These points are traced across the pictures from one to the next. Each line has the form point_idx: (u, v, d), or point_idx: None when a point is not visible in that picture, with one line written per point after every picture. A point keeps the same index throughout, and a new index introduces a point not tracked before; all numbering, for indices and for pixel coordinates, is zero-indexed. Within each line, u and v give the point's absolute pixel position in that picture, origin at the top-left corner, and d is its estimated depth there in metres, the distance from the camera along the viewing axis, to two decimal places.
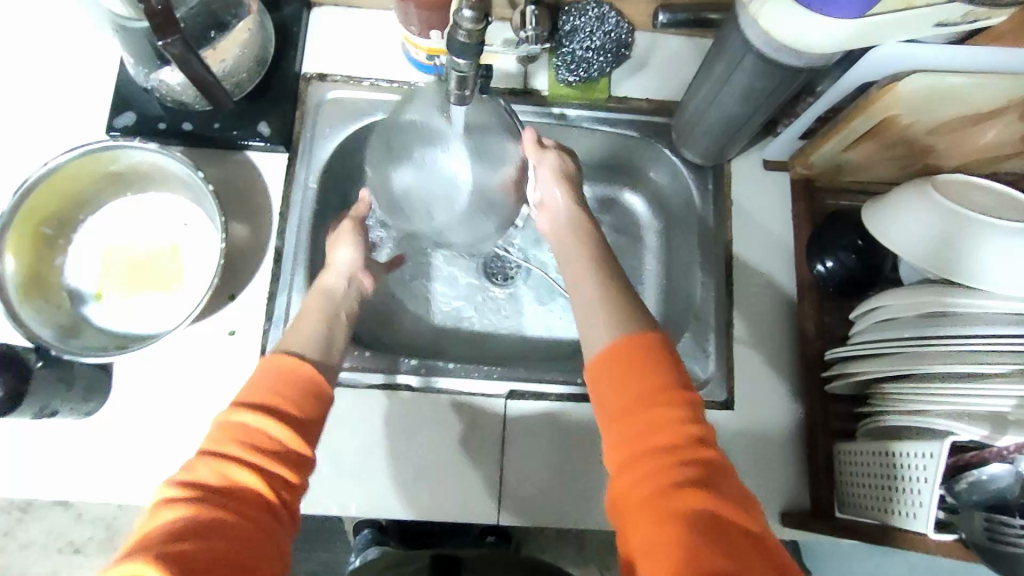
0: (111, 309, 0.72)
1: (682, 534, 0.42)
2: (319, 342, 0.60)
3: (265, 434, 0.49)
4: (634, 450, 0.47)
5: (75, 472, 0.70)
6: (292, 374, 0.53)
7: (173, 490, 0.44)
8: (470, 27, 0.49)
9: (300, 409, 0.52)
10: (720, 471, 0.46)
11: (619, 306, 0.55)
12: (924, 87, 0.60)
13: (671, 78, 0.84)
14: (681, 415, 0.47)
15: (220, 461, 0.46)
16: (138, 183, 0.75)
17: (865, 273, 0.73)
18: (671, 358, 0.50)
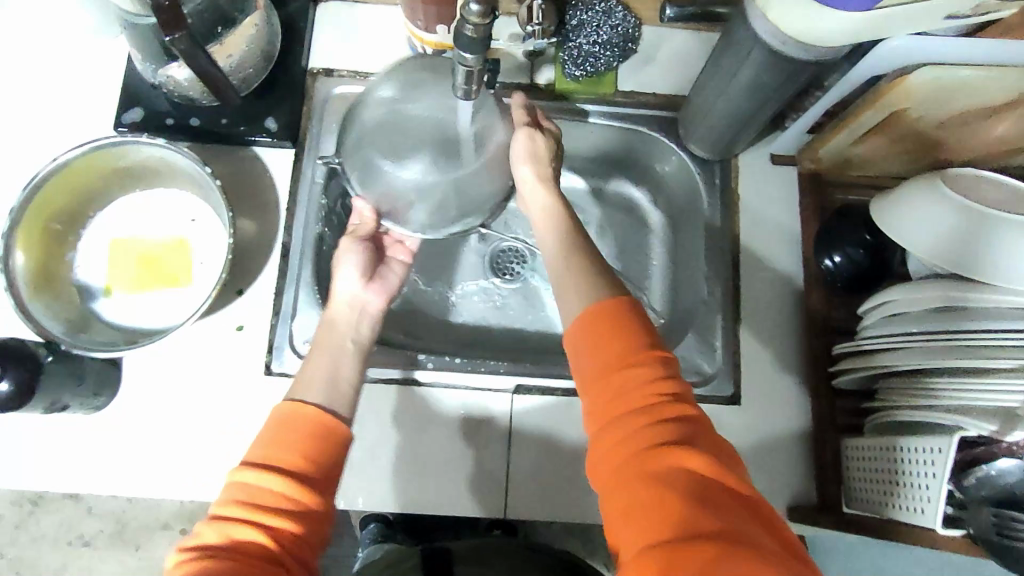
0: (120, 305, 0.73)
1: (664, 493, 0.42)
2: (324, 386, 0.57)
3: (267, 491, 0.48)
4: (611, 414, 0.47)
5: (86, 466, 0.71)
6: (292, 419, 0.52)
7: (184, 554, 0.46)
8: (476, 22, 0.48)
9: (309, 457, 0.50)
10: (698, 429, 0.46)
11: (587, 274, 0.55)
12: (934, 80, 0.59)
13: (678, 72, 0.83)
14: (654, 374, 0.47)
15: (222, 523, 0.47)
16: (146, 179, 0.75)
17: (873, 268, 0.72)
18: (640, 317, 0.50)
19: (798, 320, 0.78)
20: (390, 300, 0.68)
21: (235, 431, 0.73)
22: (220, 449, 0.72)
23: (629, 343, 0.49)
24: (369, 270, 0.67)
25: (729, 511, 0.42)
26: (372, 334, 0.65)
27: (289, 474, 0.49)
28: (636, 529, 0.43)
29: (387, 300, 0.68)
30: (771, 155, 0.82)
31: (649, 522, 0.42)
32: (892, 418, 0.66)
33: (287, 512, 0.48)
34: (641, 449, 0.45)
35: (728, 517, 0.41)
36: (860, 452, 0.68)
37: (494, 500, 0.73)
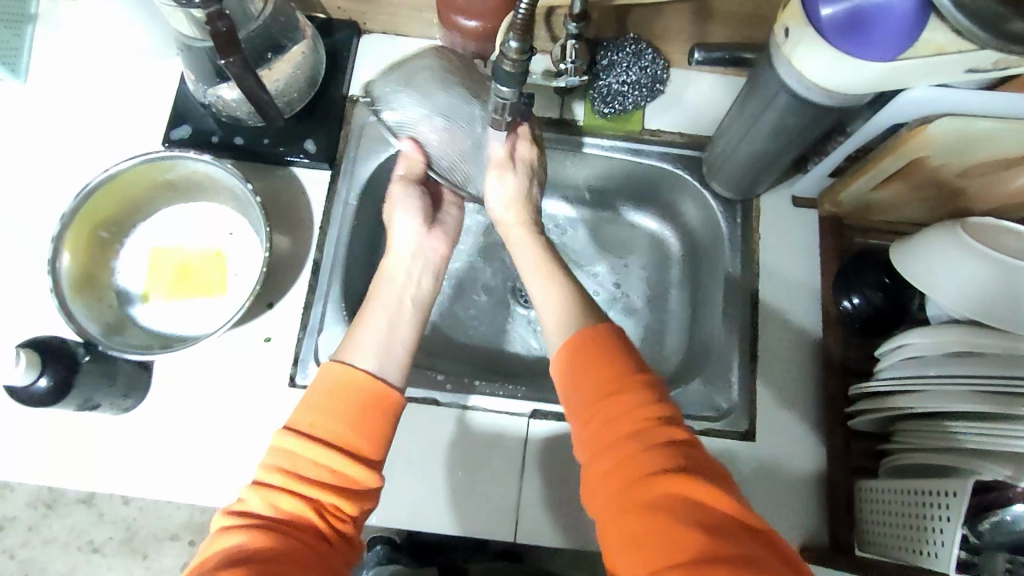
0: (156, 311, 0.75)
1: (661, 519, 0.44)
2: (375, 352, 0.57)
3: (318, 463, 0.49)
4: (606, 438, 0.49)
5: (111, 466, 0.73)
6: (346, 387, 0.52)
7: (232, 519, 0.48)
8: (515, 57, 0.52)
9: (365, 430, 0.51)
10: (687, 453, 0.48)
11: (565, 298, 0.58)
12: (954, 130, 0.61)
13: (705, 113, 0.86)
14: (647, 402, 0.50)
15: (268, 491, 0.49)
16: (189, 192, 0.79)
17: (891, 311, 0.73)
18: (624, 347, 0.53)
19: (815, 360, 0.79)
20: (451, 246, 0.68)
21: (258, 439, 0.74)
22: (242, 456, 0.74)
23: (620, 370, 0.52)
24: (422, 214, 0.67)
25: (730, 535, 0.43)
26: (431, 289, 0.65)
27: (341, 449, 0.50)
28: (637, 556, 0.44)
29: (449, 245, 0.68)
30: (793, 196, 0.84)
31: (651, 547, 0.44)
32: (907, 462, 0.66)
33: (339, 487, 0.50)
34: (636, 475, 0.47)
35: (729, 541, 0.43)
36: (874, 492, 0.68)
37: (504, 523, 0.74)
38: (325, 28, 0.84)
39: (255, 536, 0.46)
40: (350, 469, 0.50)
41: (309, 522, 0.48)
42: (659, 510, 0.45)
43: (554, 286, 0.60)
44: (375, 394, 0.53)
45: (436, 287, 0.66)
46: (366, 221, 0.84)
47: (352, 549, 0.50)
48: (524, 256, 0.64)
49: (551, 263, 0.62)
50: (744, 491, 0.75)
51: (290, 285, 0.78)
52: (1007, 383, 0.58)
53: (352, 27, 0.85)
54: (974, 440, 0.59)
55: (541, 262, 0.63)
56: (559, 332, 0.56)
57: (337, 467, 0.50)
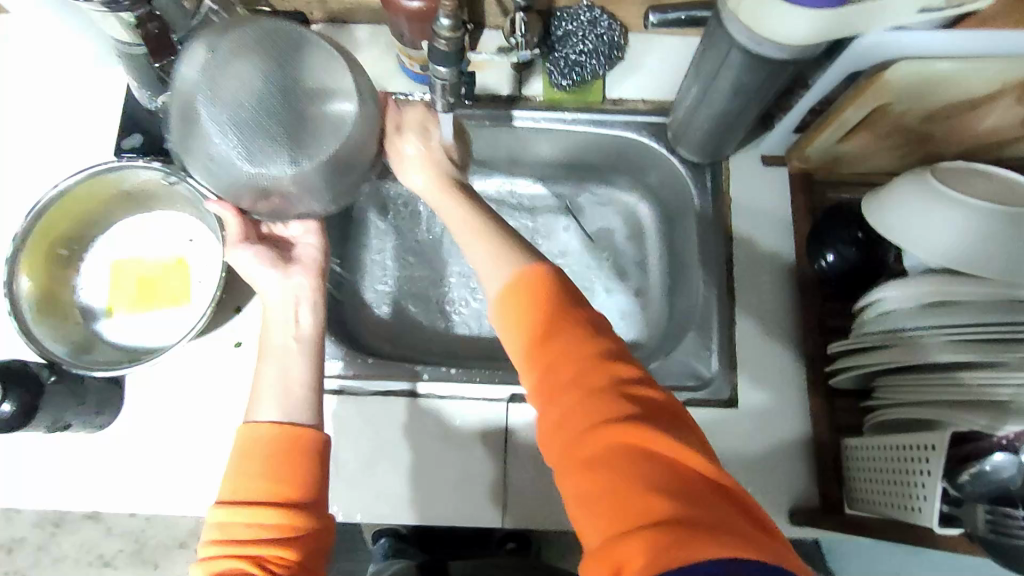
0: (122, 326, 0.74)
1: (607, 471, 0.42)
2: (276, 397, 0.54)
3: (248, 519, 0.47)
4: (551, 386, 0.46)
5: (91, 485, 0.72)
6: (254, 444, 0.50)
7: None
8: (447, 35, 0.51)
9: (284, 477, 0.49)
10: (634, 396, 0.45)
11: (507, 249, 0.55)
12: (912, 75, 0.59)
13: (666, 76, 0.83)
14: (585, 343, 0.47)
15: (207, 565, 0.47)
16: (145, 202, 0.77)
17: (866, 266, 0.72)
18: (562, 289, 0.51)
19: (794, 320, 0.78)
20: (321, 275, 0.65)
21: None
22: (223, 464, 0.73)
23: (561, 313, 0.49)
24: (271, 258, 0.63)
25: (677, 483, 0.40)
26: (313, 325, 0.61)
27: (266, 499, 0.48)
28: (591, 511, 0.41)
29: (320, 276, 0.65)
30: (762, 155, 0.82)
31: (604, 501, 0.41)
32: (889, 417, 0.66)
33: (275, 538, 0.47)
34: (584, 426, 0.44)
35: (675, 492, 0.40)
36: (861, 450, 0.67)
37: (490, 511, 0.73)
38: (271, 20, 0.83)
39: None
40: (281, 516, 0.48)
41: None
42: (609, 462, 0.42)
43: (485, 246, 0.56)
44: (284, 437, 0.51)
45: (320, 320, 0.62)
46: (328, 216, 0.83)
47: None
48: (451, 218, 0.62)
49: (490, 230, 0.58)
50: (732, 456, 0.74)
51: (254, 291, 0.77)
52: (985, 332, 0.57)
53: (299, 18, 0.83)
54: (950, 391, 0.58)
55: (472, 223, 0.60)
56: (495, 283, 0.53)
57: (265, 520, 0.47)
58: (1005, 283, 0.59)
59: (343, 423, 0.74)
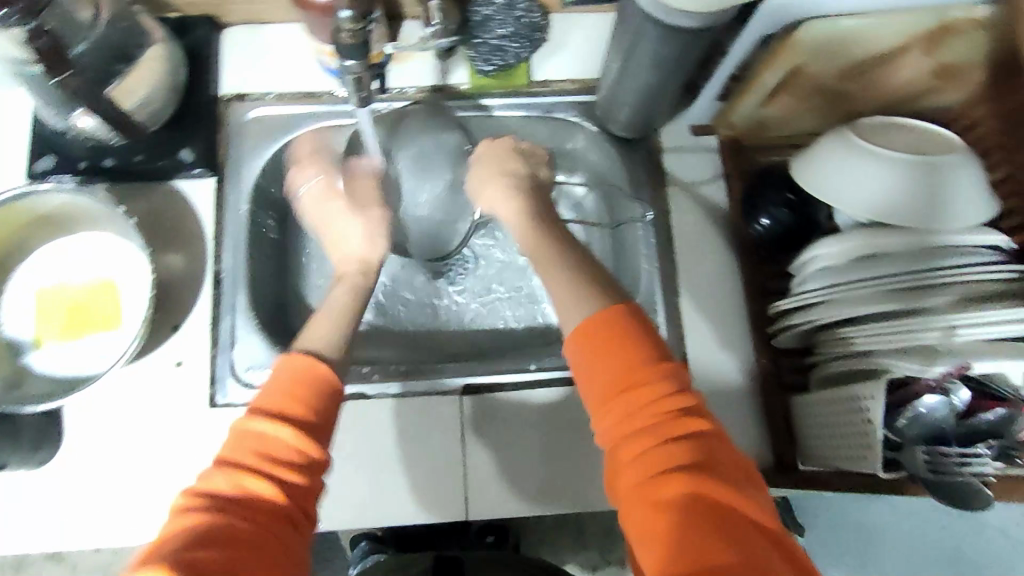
0: (53, 356, 0.71)
1: (680, 519, 0.43)
2: (333, 343, 0.59)
3: (268, 435, 0.50)
4: (624, 432, 0.48)
5: (36, 524, 0.70)
6: (307, 376, 0.53)
7: (189, 500, 0.47)
8: (351, 27, 0.49)
9: (320, 419, 0.52)
10: (707, 445, 0.47)
11: (584, 288, 0.56)
12: (821, 34, 0.60)
13: (589, 55, 0.83)
14: (669, 394, 0.48)
15: (235, 473, 0.48)
16: (64, 225, 0.73)
17: (799, 228, 0.73)
18: (645, 332, 0.51)
19: (736, 286, 0.79)
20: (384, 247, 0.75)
21: (189, 466, 0.72)
22: (174, 487, 0.71)
23: (643, 361, 0.49)
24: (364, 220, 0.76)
25: (745, 540, 0.42)
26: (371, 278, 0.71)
27: (285, 419, 0.51)
28: (647, 553, 0.44)
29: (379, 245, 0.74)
30: (691, 126, 0.82)
31: (663, 548, 0.43)
32: (832, 370, 0.67)
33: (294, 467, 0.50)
34: (651, 472, 0.46)
35: (743, 549, 0.42)
36: (808, 406, 0.68)
37: (454, 505, 0.74)
38: (180, 28, 0.80)
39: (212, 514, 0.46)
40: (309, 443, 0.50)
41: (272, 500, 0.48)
42: (675, 509, 0.44)
43: (564, 283, 0.58)
44: (306, 368, 0.54)
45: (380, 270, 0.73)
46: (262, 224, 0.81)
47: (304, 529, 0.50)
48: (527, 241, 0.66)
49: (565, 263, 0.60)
50: None
51: (202, 304, 0.75)
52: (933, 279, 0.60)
53: (209, 23, 0.81)
54: (882, 341, 0.59)
55: (543, 250, 0.63)
56: (579, 314, 0.54)
57: (284, 436, 0.50)
58: (927, 230, 0.62)
59: None
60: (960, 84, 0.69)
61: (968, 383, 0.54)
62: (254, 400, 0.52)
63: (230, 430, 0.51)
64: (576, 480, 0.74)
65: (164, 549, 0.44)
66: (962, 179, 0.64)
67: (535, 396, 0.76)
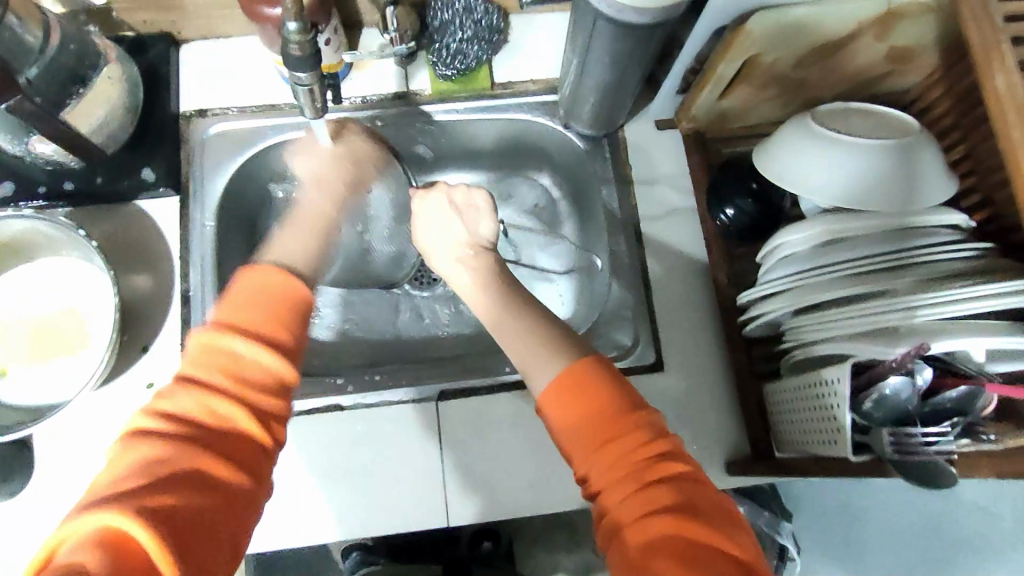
0: (19, 385, 0.70)
1: (669, 565, 0.40)
2: (295, 253, 0.61)
3: (241, 357, 0.48)
4: (604, 482, 0.45)
5: (9, 556, 0.68)
6: (283, 296, 0.51)
7: (154, 423, 0.44)
8: (298, 39, 0.48)
9: (288, 340, 0.50)
10: (690, 490, 0.44)
11: (546, 339, 0.54)
12: (772, 25, 0.60)
13: (550, 55, 0.83)
14: (647, 441, 0.46)
15: (208, 395, 0.46)
16: (26, 251, 0.72)
17: (764, 217, 0.73)
18: (613, 378, 0.49)
19: (706, 278, 0.79)
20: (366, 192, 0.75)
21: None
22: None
23: (615, 409, 0.47)
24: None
25: None
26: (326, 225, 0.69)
27: (258, 338, 0.49)
28: None
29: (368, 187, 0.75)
30: (655, 121, 0.82)
31: None
32: (800, 358, 0.67)
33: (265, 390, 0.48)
34: (636, 520, 0.43)
35: None
36: (780, 393, 0.69)
37: (436, 510, 0.74)
38: (137, 46, 0.79)
39: (182, 444, 0.44)
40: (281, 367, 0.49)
41: (247, 430, 0.46)
42: (663, 558, 0.41)
43: (524, 340, 0.55)
44: (278, 284, 0.51)
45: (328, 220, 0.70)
46: (229, 240, 0.80)
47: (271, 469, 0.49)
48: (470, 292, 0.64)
49: (523, 316, 0.58)
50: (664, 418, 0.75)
51: (173, 324, 0.74)
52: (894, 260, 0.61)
53: (166, 39, 0.80)
54: (846, 325, 0.60)
55: (492, 306, 0.61)
56: (546, 371, 0.51)
57: (257, 356, 0.48)
58: (886, 215, 0.64)
59: None
60: (915, 68, 0.70)
61: (931, 361, 0.55)
62: (223, 315, 0.49)
63: (191, 344, 0.49)
64: (555, 480, 0.75)
65: (132, 485, 0.41)
66: (918, 162, 0.65)
67: (511, 398, 0.76)
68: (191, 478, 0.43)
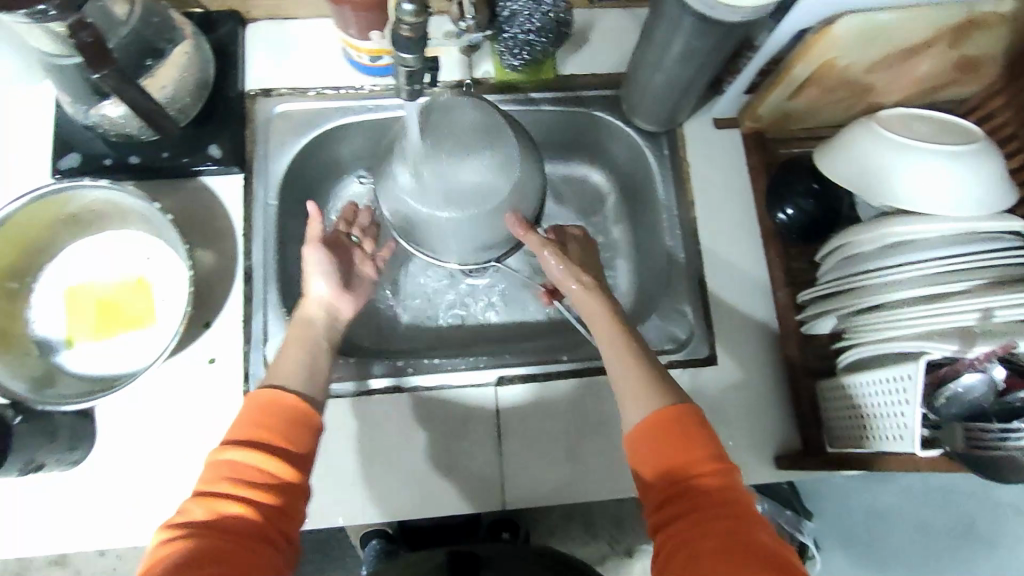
0: (85, 356, 0.70)
1: None
2: (305, 376, 0.60)
3: (237, 464, 0.51)
4: (670, 513, 0.50)
5: (26, 531, 0.68)
6: (274, 405, 0.54)
7: (167, 532, 0.48)
8: (412, 21, 0.49)
9: (283, 441, 0.53)
10: (750, 525, 0.48)
11: (647, 377, 0.57)
12: (856, 27, 0.62)
13: (614, 50, 0.85)
14: (719, 482, 0.50)
15: (211, 500, 0.49)
16: (93, 223, 0.72)
17: (824, 216, 0.76)
18: (701, 424, 0.53)
19: (761, 276, 0.80)
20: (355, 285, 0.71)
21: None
22: (179, 495, 0.70)
23: (697, 450, 0.52)
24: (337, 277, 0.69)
25: None
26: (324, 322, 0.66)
27: (254, 448, 0.52)
28: None
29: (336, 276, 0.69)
30: (714, 119, 0.84)
31: None
32: (859, 356, 0.69)
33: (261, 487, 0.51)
34: (691, 546, 0.48)
35: None
36: (835, 389, 0.70)
37: (491, 494, 0.74)
38: (206, 23, 0.80)
39: (188, 543, 0.47)
40: (274, 467, 0.52)
41: (253, 520, 0.49)
42: None
43: (625, 370, 0.58)
44: (268, 400, 0.55)
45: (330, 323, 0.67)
46: (287, 219, 0.81)
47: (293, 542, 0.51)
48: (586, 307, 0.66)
49: (626, 347, 0.60)
50: (716, 412, 0.77)
51: (234, 300, 0.75)
52: (963, 266, 0.62)
53: (235, 18, 0.80)
54: (912, 325, 0.61)
55: (607, 328, 0.63)
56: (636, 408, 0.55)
57: (257, 464, 0.51)
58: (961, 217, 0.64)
59: (334, 425, 0.74)
60: (979, 75, 0.72)
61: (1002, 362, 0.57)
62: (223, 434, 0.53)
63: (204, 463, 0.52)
64: (608, 468, 0.76)
65: None
66: (991, 169, 0.66)
67: (568, 386, 0.77)
68: (206, 568, 0.45)
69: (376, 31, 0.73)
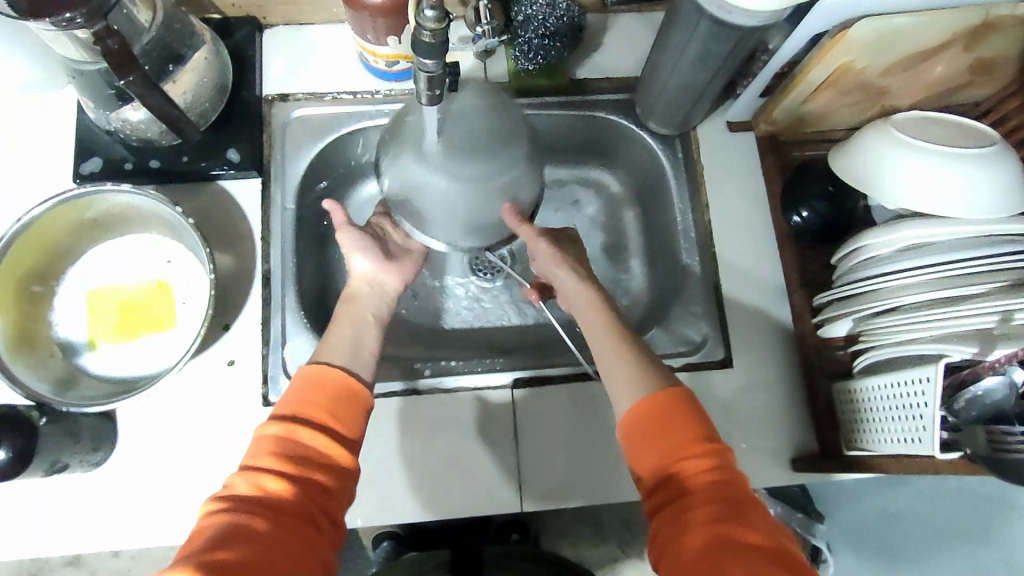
0: (106, 358, 0.71)
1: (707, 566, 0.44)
2: (346, 351, 0.61)
3: (281, 438, 0.52)
4: (666, 500, 0.49)
5: (26, 531, 0.69)
6: (322, 380, 0.55)
7: (212, 504, 0.48)
8: (433, 27, 0.50)
9: (329, 417, 0.54)
10: (746, 508, 0.47)
11: (643, 371, 0.57)
12: (873, 31, 0.63)
13: (627, 54, 0.85)
14: (712, 467, 0.50)
15: (254, 473, 0.50)
16: (115, 227, 0.73)
17: (840, 218, 0.76)
18: (693, 410, 0.53)
19: (776, 278, 0.81)
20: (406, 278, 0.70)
21: (225, 471, 0.71)
22: (196, 495, 0.70)
23: (689, 437, 0.51)
24: (380, 253, 0.70)
25: None
26: (382, 305, 0.68)
27: (297, 422, 0.53)
28: None
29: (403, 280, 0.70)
30: (727, 122, 0.84)
31: None
32: (876, 358, 0.69)
33: (303, 461, 0.51)
34: (687, 531, 0.47)
35: None
36: (852, 391, 0.71)
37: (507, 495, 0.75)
38: (224, 29, 0.80)
39: (228, 516, 0.47)
40: (320, 441, 0.53)
41: (292, 493, 0.49)
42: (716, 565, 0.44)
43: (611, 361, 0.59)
44: (318, 374, 0.56)
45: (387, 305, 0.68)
46: (303, 222, 0.82)
47: (336, 522, 0.51)
48: (580, 304, 0.66)
49: (617, 339, 0.61)
50: (731, 414, 0.77)
51: (253, 303, 0.75)
52: (981, 266, 0.62)
53: (252, 24, 0.81)
54: (930, 327, 0.61)
55: (603, 324, 0.63)
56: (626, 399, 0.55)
57: (300, 437, 0.52)
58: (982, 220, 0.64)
59: None
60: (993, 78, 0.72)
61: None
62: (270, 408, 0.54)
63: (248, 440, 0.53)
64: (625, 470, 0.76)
65: (187, 554, 0.44)
66: (1009, 169, 0.66)
67: (585, 388, 0.77)
68: (248, 540, 0.45)
69: (394, 37, 0.74)
